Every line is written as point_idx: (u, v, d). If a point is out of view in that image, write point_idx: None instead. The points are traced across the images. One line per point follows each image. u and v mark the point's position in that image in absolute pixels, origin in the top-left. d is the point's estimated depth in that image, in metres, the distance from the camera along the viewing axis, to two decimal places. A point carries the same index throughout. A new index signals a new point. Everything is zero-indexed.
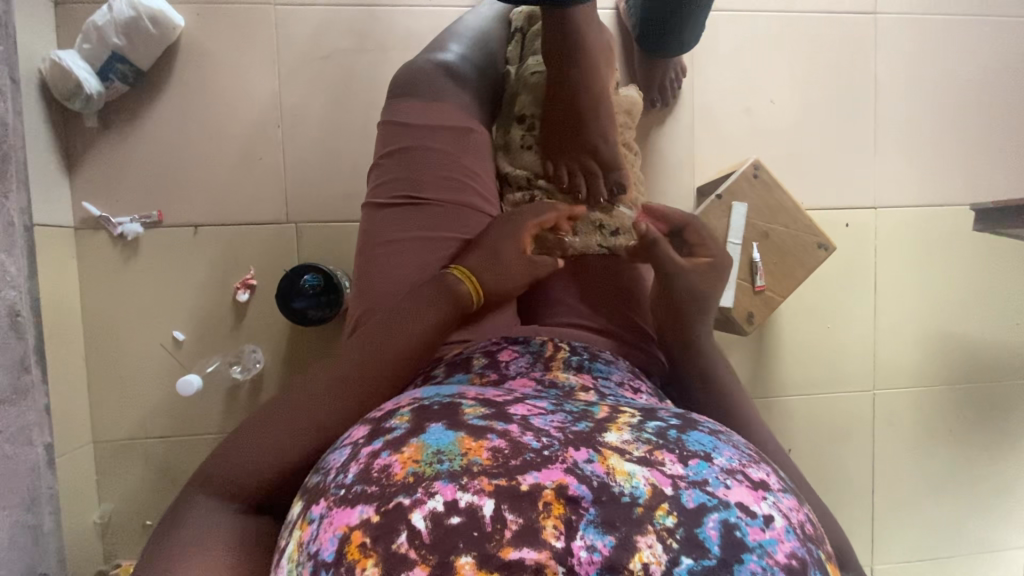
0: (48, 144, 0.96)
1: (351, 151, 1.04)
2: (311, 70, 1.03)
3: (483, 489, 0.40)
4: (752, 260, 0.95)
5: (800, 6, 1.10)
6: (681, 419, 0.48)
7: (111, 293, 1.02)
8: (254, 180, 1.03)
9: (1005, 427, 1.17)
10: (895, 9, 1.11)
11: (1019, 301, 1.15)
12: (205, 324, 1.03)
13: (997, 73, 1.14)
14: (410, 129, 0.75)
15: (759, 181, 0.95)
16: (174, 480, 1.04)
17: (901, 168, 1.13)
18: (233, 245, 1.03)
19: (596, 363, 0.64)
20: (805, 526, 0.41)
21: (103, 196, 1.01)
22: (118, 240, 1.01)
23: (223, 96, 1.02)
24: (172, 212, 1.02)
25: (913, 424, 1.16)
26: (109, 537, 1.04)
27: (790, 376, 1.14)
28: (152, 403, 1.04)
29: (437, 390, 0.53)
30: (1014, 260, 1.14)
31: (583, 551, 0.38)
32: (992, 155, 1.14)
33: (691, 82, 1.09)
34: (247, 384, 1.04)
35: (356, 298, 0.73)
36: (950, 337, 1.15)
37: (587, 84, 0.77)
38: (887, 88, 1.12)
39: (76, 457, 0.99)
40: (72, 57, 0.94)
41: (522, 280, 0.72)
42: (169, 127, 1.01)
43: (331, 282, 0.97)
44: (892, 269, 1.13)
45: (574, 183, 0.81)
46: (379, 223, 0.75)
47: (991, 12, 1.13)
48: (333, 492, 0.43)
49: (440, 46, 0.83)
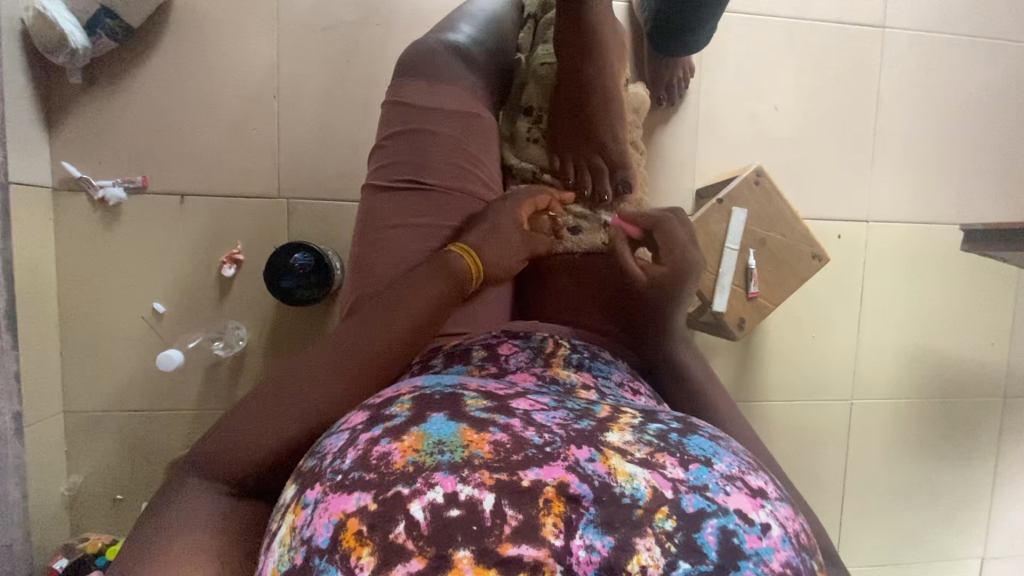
0: (28, 99, 0.91)
1: (350, 130, 1.01)
2: (312, 42, 0.99)
3: (483, 483, 0.39)
4: (749, 266, 0.96)
5: (812, 14, 1.10)
6: (681, 424, 0.47)
7: (90, 259, 0.98)
8: (246, 152, 0.99)
9: (972, 443, 1.21)
10: (905, 25, 1.12)
11: (997, 321, 1.18)
12: (188, 297, 1.00)
13: (995, 97, 1.15)
14: (418, 112, 0.73)
15: (760, 188, 0.95)
16: (148, 453, 1.02)
17: (896, 185, 1.15)
18: (221, 218, 0.99)
19: (596, 362, 0.63)
20: (800, 536, 0.41)
21: (85, 157, 0.96)
22: (99, 205, 0.97)
23: (219, 62, 0.98)
24: (159, 179, 0.98)
25: (887, 435, 1.19)
26: (77, 509, 1.02)
27: (773, 382, 1.15)
28: (129, 374, 1.00)
29: (438, 380, 0.52)
30: (995, 283, 1.17)
31: (582, 551, 0.38)
32: (985, 177, 1.16)
33: (699, 81, 1.09)
34: (228, 362, 1.01)
35: (351, 282, 0.72)
36: (928, 353, 1.18)
37: (600, 79, 0.76)
38: (888, 102, 1.13)
39: (45, 426, 0.96)
40: (58, 6, 0.88)
41: (520, 260, 0.72)
42: (159, 91, 0.97)
43: (323, 262, 0.95)
44: (879, 282, 1.15)
45: (580, 180, 0.79)
46: (380, 207, 0.72)
47: (996, 36, 1.14)
48: (329, 477, 0.42)
49: (450, 26, 0.79)
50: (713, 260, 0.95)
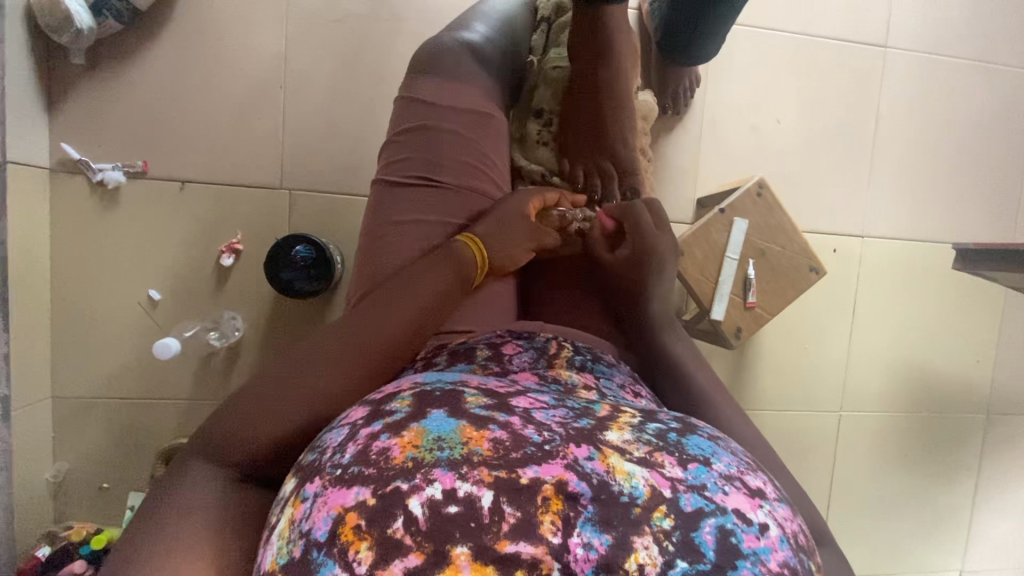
0: (29, 78, 0.90)
1: (355, 123, 1.00)
2: (320, 34, 0.98)
3: (482, 480, 0.39)
4: (747, 276, 0.97)
5: (817, 30, 1.11)
6: (680, 423, 0.47)
7: (86, 243, 0.96)
8: (249, 141, 0.98)
9: (956, 457, 1.23)
10: (906, 44, 1.14)
11: (984, 338, 1.21)
12: (185, 285, 0.99)
13: (990, 119, 1.18)
14: (429, 108, 0.73)
15: (762, 200, 0.96)
16: (137, 442, 1.00)
17: (892, 201, 1.17)
18: (221, 206, 0.98)
19: (599, 364, 0.63)
20: (798, 537, 0.41)
21: (85, 139, 0.95)
22: (97, 188, 0.96)
23: (225, 49, 0.97)
24: (159, 165, 0.97)
25: (873, 447, 1.21)
26: (62, 496, 1.00)
27: (765, 391, 1.17)
28: (121, 361, 0.99)
29: (439, 376, 0.52)
30: (985, 300, 1.20)
31: (580, 548, 0.38)
32: (978, 197, 1.19)
33: (704, 91, 1.10)
34: (223, 352, 1.00)
35: (359, 273, 0.72)
36: (916, 367, 1.20)
37: (614, 88, 0.77)
38: (888, 120, 1.15)
39: (33, 411, 0.94)
40: None
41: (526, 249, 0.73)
42: (164, 75, 0.96)
43: (323, 256, 0.94)
44: (871, 296, 1.17)
45: (590, 184, 0.81)
46: (388, 201, 0.72)
47: (993, 60, 1.17)
48: (329, 471, 0.42)
49: (464, 24, 0.79)
50: (712, 269, 0.96)
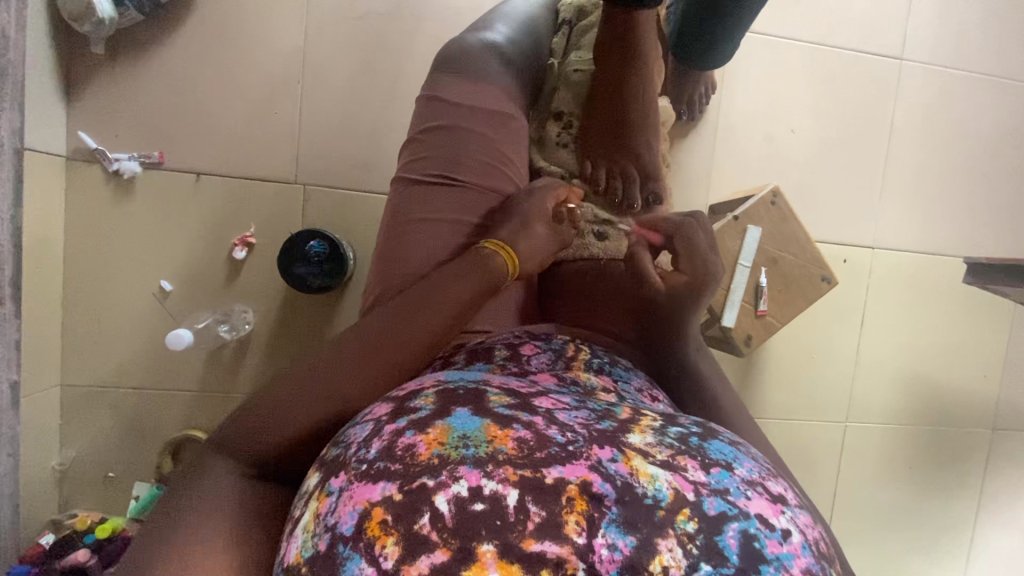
0: (48, 66, 0.90)
1: (371, 120, 1.00)
2: (340, 30, 0.98)
3: (508, 479, 0.39)
4: (758, 284, 0.97)
5: (834, 41, 1.11)
6: (701, 428, 0.47)
7: (100, 232, 0.96)
8: (265, 135, 0.98)
9: (960, 472, 1.23)
10: (921, 58, 1.14)
11: (991, 353, 1.21)
12: (197, 277, 0.99)
13: (1003, 134, 1.18)
14: (453, 107, 0.73)
15: (776, 208, 0.96)
16: (143, 432, 1.01)
17: (903, 213, 1.17)
18: (235, 199, 0.98)
19: (616, 368, 0.63)
20: (819, 544, 0.41)
21: (102, 129, 0.95)
22: (112, 177, 0.96)
23: (244, 42, 0.97)
24: (175, 156, 0.97)
25: (878, 459, 1.21)
26: (67, 484, 1.00)
27: (771, 400, 1.17)
28: (130, 351, 0.99)
29: (460, 375, 0.52)
30: (992, 315, 1.20)
31: (604, 549, 0.38)
32: (990, 212, 1.19)
33: (720, 98, 1.10)
34: (232, 344, 1.00)
35: (377, 273, 0.72)
36: (923, 380, 1.20)
37: (640, 98, 0.79)
38: (902, 132, 1.15)
39: (41, 398, 0.94)
40: None
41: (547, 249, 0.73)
42: (183, 67, 0.96)
43: (337, 251, 0.95)
44: (881, 308, 1.17)
45: (611, 187, 0.81)
46: (410, 199, 0.72)
47: (1008, 76, 1.17)
48: (353, 466, 0.42)
49: (486, 25, 0.80)
50: (724, 277, 0.96)
